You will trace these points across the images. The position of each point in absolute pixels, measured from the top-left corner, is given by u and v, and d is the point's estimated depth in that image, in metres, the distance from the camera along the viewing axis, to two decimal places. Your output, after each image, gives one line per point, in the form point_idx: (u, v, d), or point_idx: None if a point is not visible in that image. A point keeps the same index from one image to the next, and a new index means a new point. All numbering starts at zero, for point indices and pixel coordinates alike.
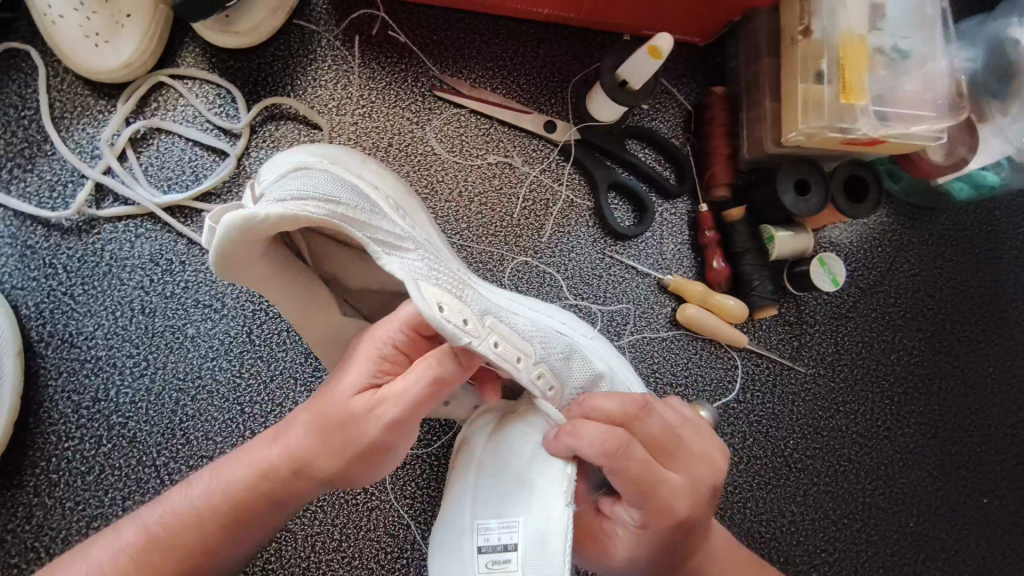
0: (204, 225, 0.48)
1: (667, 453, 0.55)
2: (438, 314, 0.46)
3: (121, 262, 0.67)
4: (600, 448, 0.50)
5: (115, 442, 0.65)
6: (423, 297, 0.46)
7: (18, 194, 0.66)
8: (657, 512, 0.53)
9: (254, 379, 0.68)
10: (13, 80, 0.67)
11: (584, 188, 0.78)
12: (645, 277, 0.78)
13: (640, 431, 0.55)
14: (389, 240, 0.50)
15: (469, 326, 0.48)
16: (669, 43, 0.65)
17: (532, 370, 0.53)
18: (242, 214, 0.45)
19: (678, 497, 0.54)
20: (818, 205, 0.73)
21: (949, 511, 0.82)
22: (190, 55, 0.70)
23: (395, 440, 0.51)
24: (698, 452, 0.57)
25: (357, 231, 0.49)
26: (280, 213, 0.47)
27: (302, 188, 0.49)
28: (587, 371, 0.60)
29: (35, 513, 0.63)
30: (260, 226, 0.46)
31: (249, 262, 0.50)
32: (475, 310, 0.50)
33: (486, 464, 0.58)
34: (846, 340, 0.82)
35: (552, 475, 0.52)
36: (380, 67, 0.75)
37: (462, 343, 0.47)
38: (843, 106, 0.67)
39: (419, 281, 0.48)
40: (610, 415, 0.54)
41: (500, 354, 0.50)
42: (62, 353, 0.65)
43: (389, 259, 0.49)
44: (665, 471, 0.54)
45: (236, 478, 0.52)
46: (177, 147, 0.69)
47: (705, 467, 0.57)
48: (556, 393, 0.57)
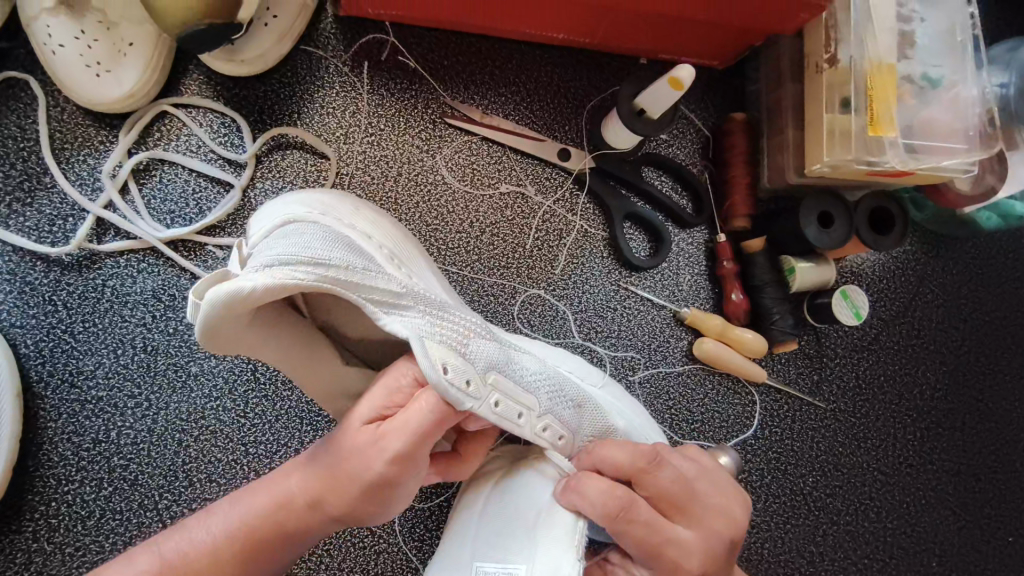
0: (188, 300, 0.45)
1: (678, 507, 0.52)
2: (442, 378, 0.45)
3: (123, 298, 0.65)
4: (602, 508, 0.48)
5: (116, 485, 0.63)
6: (428, 361, 0.45)
7: (17, 228, 0.64)
8: (666, 571, 0.50)
9: (259, 419, 0.66)
10: (12, 110, 0.65)
11: (598, 219, 0.76)
12: (661, 309, 0.76)
13: (650, 485, 0.52)
14: (386, 298, 0.47)
15: (471, 387, 0.46)
16: (691, 74, 0.63)
17: (534, 424, 0.51)
18: (229, 288, 0.42)
19: (690, 554, 0.50)
20: (842, 238, 0.71)
21: (973, 551, 0.79)
22: (194, 83, 0.68)
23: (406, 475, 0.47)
24: (713, 503, 0.54)
25: (354, 293, 0.46)
26: (268, 282, 0.43)
27: (292, 247, 0.45)
28: (598, 424, 0.57)
29: (34, 559, 0.61)
30: (249, 299, 0.43)
31: (237, 329, 0.47)
32: (480, 369, 0.47)
33: (492, 506, 0.54)
34: (868, 373, 0.80)
35: (559, 523, 0.48)
36: (389, 94, 0.73)
37: (466, 407, 0.46)
38: (871, 139, 0.64)
39: (425, 337, 0.46)
40: (619, 467, 0.52)
41: (502, 413, 0.48)
42: (62, 393, 0.63)
43: (393, 321, 0.46)
44: (675, 527, 0.51)
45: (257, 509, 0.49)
46: (180, 179, 0.67)
47: (723, 519, 0.54)
48: (565, 442, 0.54)
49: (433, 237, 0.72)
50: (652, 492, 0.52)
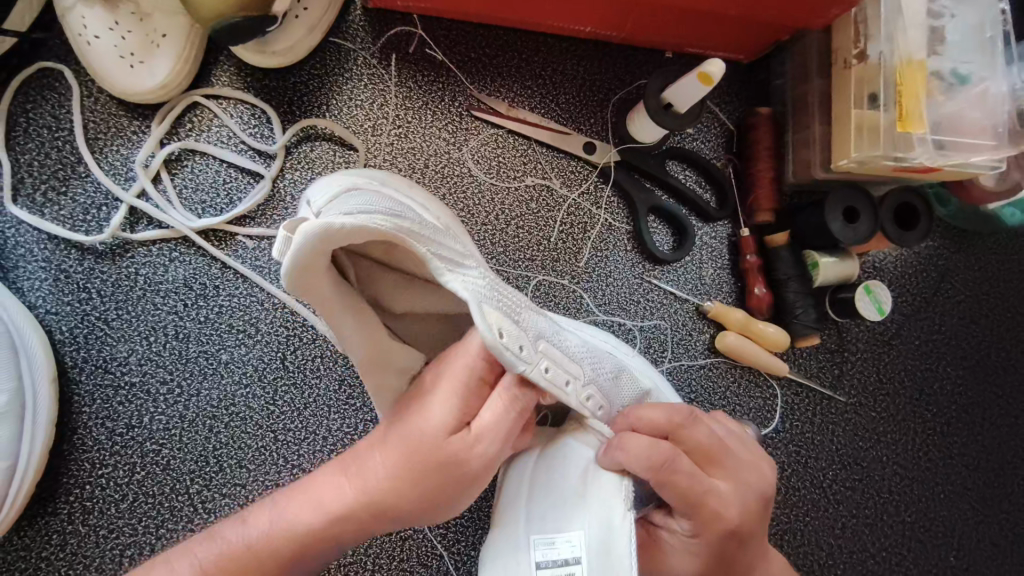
0: (278, 234, 0.44)
1: (716, 463, 0.54)
2: (498, 341, 0.45)
3: (155, 286, 0.66)
4: (645, 462, 0.50)
5: (148, 470, 0.64)
6: (485, 324, 0.45)
7: (52, 217, 0.65)
8: (706, 519, 0.52)
9: (288, 407, 0.67)
10: (47, 99, 0.66)
11: (622, 212, 0.76)
12: (684, 303, 0.77)
13: (688, 441, 0.54)
14: (452, 255, 0.47)
15: (525, 352, 0.46)
16: (721, 69, 0.63)
17: (580, 393, 0.51)
18: (320, 223, 0.42)
19: (730, 505, 0.52)
20: (866, 233, 0.71)
21: (992, 545, 0.79)
22: (225, 74, 0.69)
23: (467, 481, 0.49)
24: (746, 460, 0.56)
25: (421, 247, 0.46)
26: (357, 223, 0.43)
27: (373, 203, 0.46)
28: (634, 390, 0.60)
29: (69, 540, 0.62)
30: (336, 237, 0.43)
31: (315, 287, 0.46)
32: (533, 333, 0.48)
33: (535, 481, 0.55)
34: (889, 368, 0.80)
35: (608, 486, 0.51)
36: (416, 86, 0.73)
37: (518, 368, 0.46)
38: (898, 135, 0.64)
39: (483, 302, 0.46)
40: (656, 426, 0.54)
41: (552, 379, 0.48)
42: (96, 379, 0.64)
43: (454, 279, 0.46)
44: (713, 481, 0.53)
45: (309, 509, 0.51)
46: (211, 169, 0.68)
47: (756, 474, 0.56)
48: (605, 411, 0.55)
49: None
50: (689, 448, 0.54)
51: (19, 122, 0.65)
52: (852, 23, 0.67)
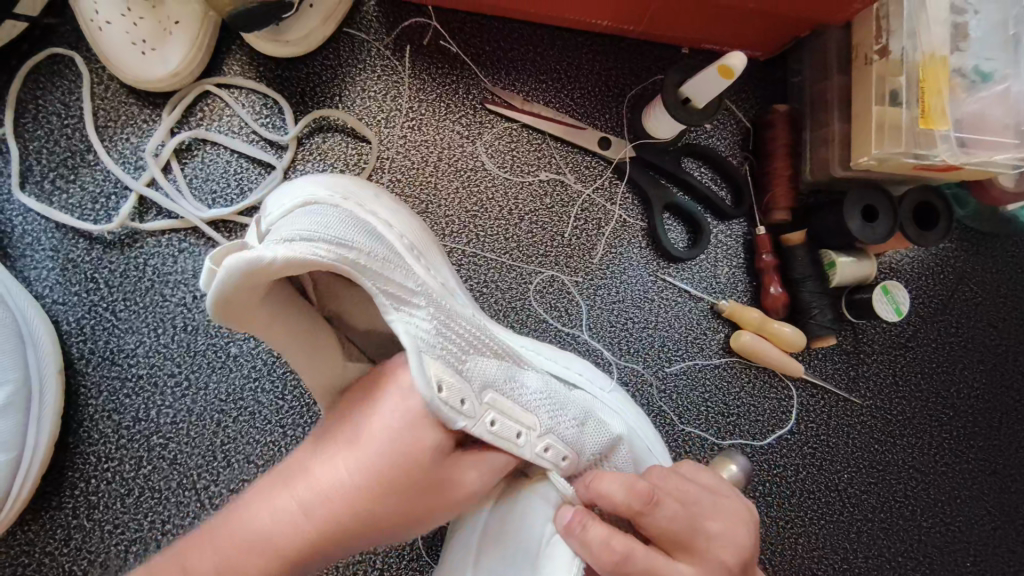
0: (204, 264, 0.42)
1: (681, 545, 0.47)
2: (436, 397, 0.43)
3: (164, 277, 0.65)
4: (597, 557, 0.45)
5: (155, 464, 0.63)
6: (423, 379, 0.43)
7: (61, 205, 0.64)
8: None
9: (297, 402, 0.65)
10: (57, 86, 0.65)
11: (637, 208, 0.75)
12: (698, 301, 0.76)
13: (648, 522, 0.47)
14: (398, 292, 0.46)
15: (466, 406, 0.45)
16: (743, 62, 0.61)
17: (533, 445, 0.49)
18: (247, 257, 0.40)
19: None
20: (885, 233, 0.70)
21: (1008, 551, 0.78)
22: (237, 63, 0.68)
23: (415, 525, 0.45)
24: (718, 535, 0.48)
25: (366, 283, 0.45)
26: (288, 257, 0.41)
27: (314, 230, 0.44)
28: (603, 438, 0.54)
29: (73, 535, 0.61)
30: (265, 271, 0.41)
31: (253, 308, 0.45)
32: (477, 387, 0.47)
33: (486, 534, 0.50)
34: (905, 370, 0.79)
35: (558, 559, 0.46)
36: (430, 78, 0.72)
37: (459, 424, 0.45)
38: (921, 132, 0.63)
39: (424, 351, 0.44)
40: (616, 505, 0.48)
41: (497, 433, 0.47)
42: (102, 371, 0.63)
43: (398, 321, 0.45)
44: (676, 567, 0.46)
45: (250, 559, 0.40)
46: (222, 159, 0.67)
47: (730, 550, 0.48)
48: (569, 462, 0.51)
49: (472, 223, 0.72)
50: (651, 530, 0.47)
51: (28, 108, 0.64)
52: (874, 18, 0.66)
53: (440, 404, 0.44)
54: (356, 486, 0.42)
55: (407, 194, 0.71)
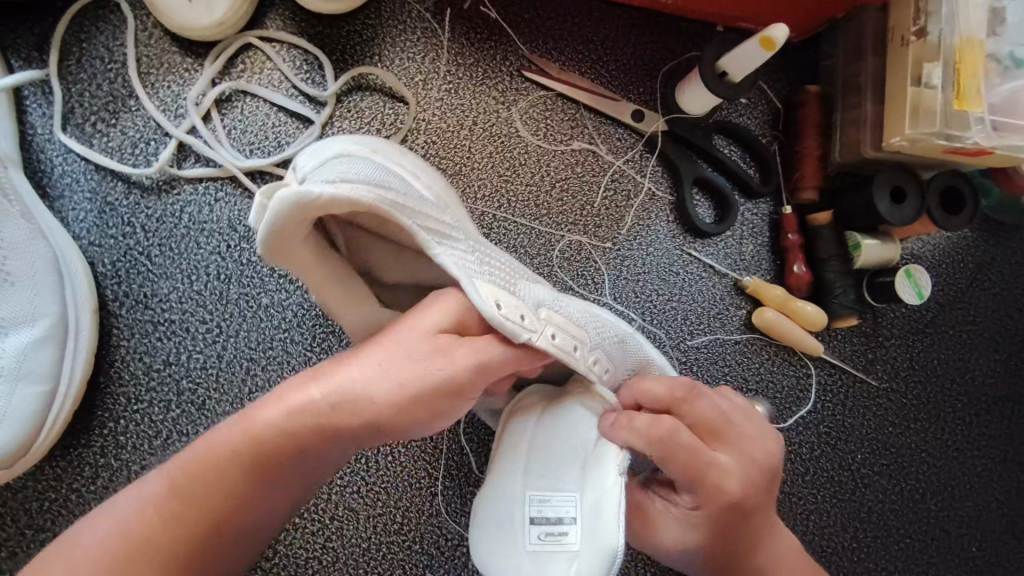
0: (255, 200, 0.42)
1: (716, 436, 0.52)
2: (498, 312, 0.46)
3: (199, 225, 0.65)
4: (647, 435, 0.48)
5: (183, 408, 0.64)
6: (481, 298, 0.46)
7: (100, 148, 0.64)
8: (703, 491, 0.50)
9: (325, 355, 0.66)
10: (101, 30, 0.65)
11: (666, 182, 0.76)
12: (722, 277, 0.76)
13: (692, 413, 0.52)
14: (439, 228, 0.47)
15: (526, 320, 0.47)
16: (785, 34, 0.62)
17: (588, 360, 0.51)
18: (296, 192, 0.40)
19: (729, 479, 0.50)
20: (912, 215, 0.71)
21: (1015, 538, 0.79)
22: (279, 18, 0.69)
23: (422, 424, 0.48)
24: (749, 435, 0.53)
25: (410, 221, 0.46)
26: (335, 192, 0.42)
27: (359, 167, 0.45)
28: (639, 355, 0.58)
29: (101, 473, 0.61)
30: (313, 207, 0.41)
31: (297, 249, 0.45)
32: (531, 303, 0.49)
33: (539, 445, 0.52)
34: (922, 355, 0.80)
35: (603, 453, 0.48)
36: (468, 43, 0.73)
37: (523, 339, 0.47)
38: (955, 114, 0.64)
39: (475, 277, 0.47)
40: (657, 398, 0.53)
41: (558, 346, 0.49)
42: (135, 314, 0.64)
43: (444, 253, 0.47)
44: (713, 453, 0.51)
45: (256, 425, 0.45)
46: (260, 112, 0.68)
47: (759, 450, 0.53)
48: (612, 376, 0.54)
49: (504, 187, 0.73)
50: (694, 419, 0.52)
51: (73, 50, 0.65)
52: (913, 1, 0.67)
53: (501, 320, 0.46)
54: (353, 378, 0.45)
55: (440, 156, 0.71)
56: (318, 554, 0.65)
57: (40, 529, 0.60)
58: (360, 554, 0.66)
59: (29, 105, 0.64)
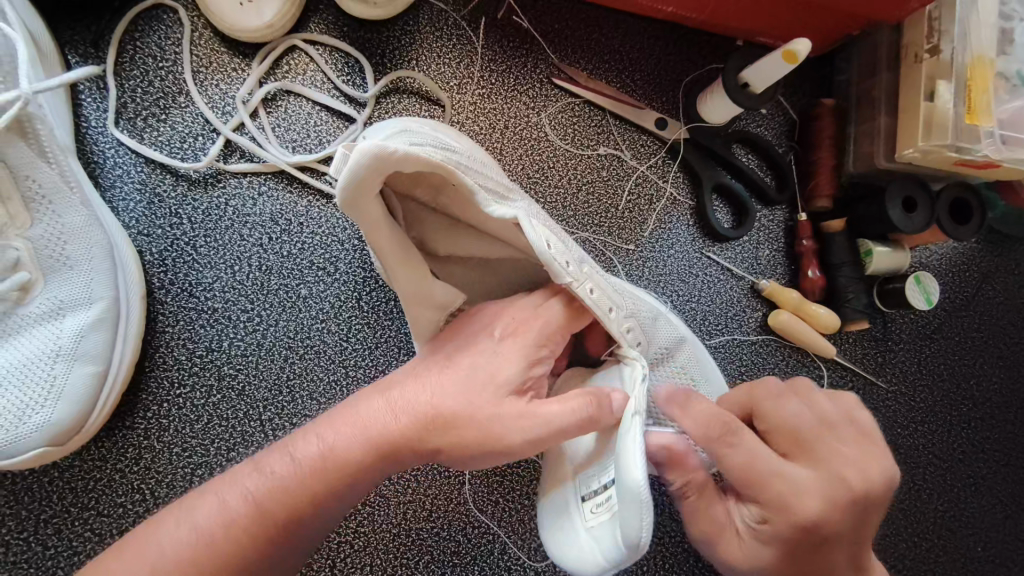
0: (337, 150, 0.45)
1: (799, 449, 0.53)
2: (547, 250, 0.49)
3: (243, 218, 0.68)
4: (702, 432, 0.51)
5: (224, 393, 0.66)
6: (535, 235, 0.49)
7: (151, 142, 0.67)
8: (781, 515, 0.51)
9: (360, 344, 0.68)
10: (154, 30, 0.68)
11: (687, 188, 0.79)
12: (739, 280, 0.79)
13: (766, 415, 0.55)
14: (496, 192, 0.51)
15: (571, 269, 0.51)
16: (808, 48, 0.66)
17: (622, 321, 0.55)
18: (376, 144, 0.43)
19: (805, 494, 0.51)
20: (923, 223, 0.73)
21: (1018, 539, 0.82)
22: (322, 23, 0.72)
23: (472, 462, 0.52)
24: (839, 451, 0.53)
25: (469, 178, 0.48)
26: (409, 149, 0.44)
27: (425, 138, 0.49)
28: (671, 331, 0.64)
29: (144, 455, 0.64)
30: (390, 161, 0.43)
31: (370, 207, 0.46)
32: (575, 257, 0.53)
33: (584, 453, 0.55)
34: (929, 360, 0.83)
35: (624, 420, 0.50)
36: (501, 50, 0.76)
37: (565, 282, 0.50)
38: (966, 128, 0.67)
39: (532, 219, 0.51)
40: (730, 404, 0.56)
41: (595, 300, 0.52)
42: (180, 302, 0.67)
43: (502, 208, 0.49)
44: (790, 470, 0.52)
45: (340, 448, 0.51)
46: (304, 111, 0.71)
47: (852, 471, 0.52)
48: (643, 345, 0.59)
49: (533, 189, 0.76)
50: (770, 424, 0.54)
51: (127, 48, 0.67)
52: (926, 20, 0.71)
53: (550, 257, 0.49)
54: (430, 396, 0.51)
55: None
56: (350, 538, 0.67)
57: (84, 507, 0.62)
58: (390, 539, 0.68)
59: (84, 99, 0.67)
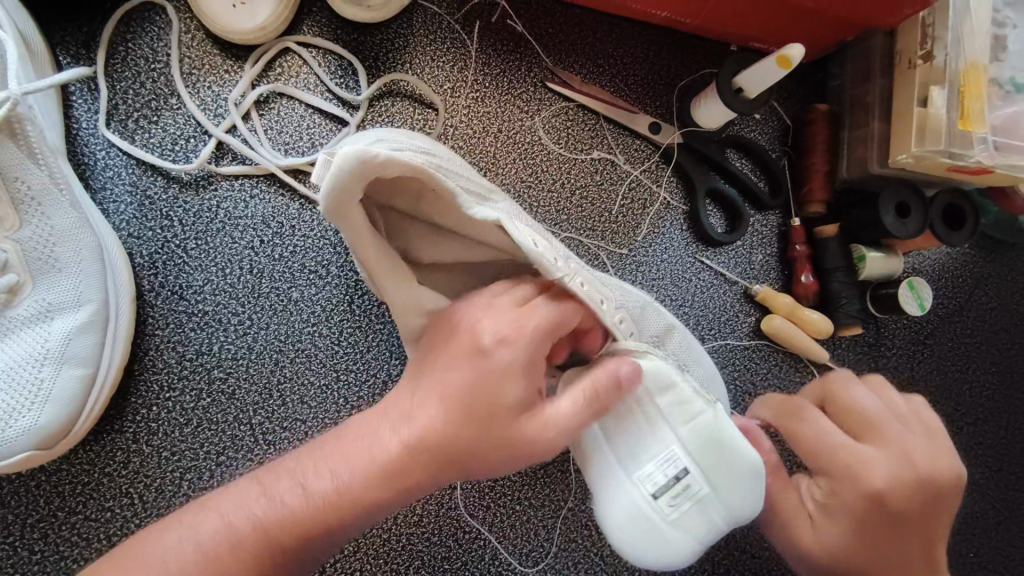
0: (319, 159, 0.47)
1: (871, 431, 0.59)
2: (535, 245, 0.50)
3: (234, 220, 0.68)
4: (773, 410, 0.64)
5: (214, 397, 0.65)
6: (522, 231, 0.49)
7: (142, 143, 0.67)
8: (848, 487, 0.58)
9: (351, 348, 0.68)
10: (146, 32, 0.68)
11: (680, 193, 0.79)
12: (732, 284, 0.79)
13: (840, 400, 0.61)
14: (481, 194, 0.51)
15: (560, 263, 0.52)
16: (802, 54, 0.66)
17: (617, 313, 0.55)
18: (359, 148, 0.44)
19: (872, 466, 0.57)
20: (915, 229, 0.74)
21: (1010, 545, 0.82)
22: (316, 25, 0.72)
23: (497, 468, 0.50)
24: (909, 434, 0.59)
25: (456, 182, 0.49)
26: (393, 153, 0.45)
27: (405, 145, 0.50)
28: (659, 321, 0.64)
29: (132, 459, 0.63)
30: (373, 165, 0.45)
31: (355, 213, 0.47)
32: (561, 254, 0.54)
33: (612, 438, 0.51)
34: (922, 366, 0.83)
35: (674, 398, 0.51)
36: (495, 54, 0.76)
37: (557, 276, 0.51)
38: (959, 134, 0.67)
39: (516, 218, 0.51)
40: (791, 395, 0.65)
41: (588, 293, 0.52)
42: (170, 305, 0.66)
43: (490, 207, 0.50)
44: (860, 445, 0.58)
45: (351, 482, 0.48)
46: (297, 113, 0.70)
47: (917, 452, 0.58)
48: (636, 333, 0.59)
49: (527, 193, 0.76)
50: (842, 406, 0.61)
51: (119, 50, 0.67)
52: (919, 26, 0.71)
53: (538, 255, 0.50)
54: (439, 416, 0.49)
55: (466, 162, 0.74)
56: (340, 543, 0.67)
57: (71, 511, 0.62)
58: (381, 544, 0.68)
59: (75, 101, 0.66)
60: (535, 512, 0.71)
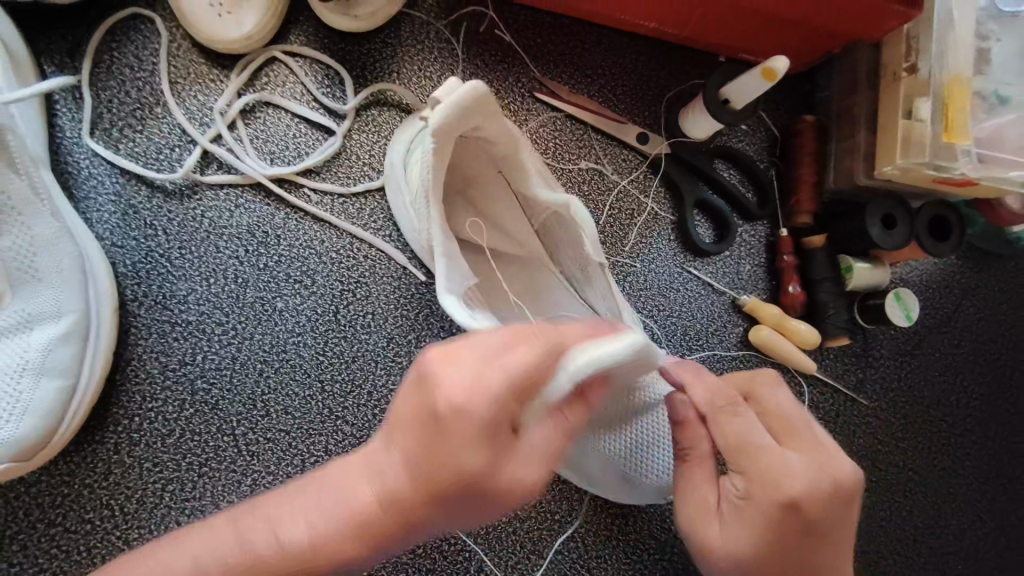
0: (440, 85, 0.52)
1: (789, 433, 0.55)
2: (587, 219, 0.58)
3: (220, 229, 0.68)
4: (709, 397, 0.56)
5: (197, 407, 0.65)
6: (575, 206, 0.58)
7: (127, 153, 0.67)
8: (762, 491, 0.52)
9: (336, 359, 0.68)
10: (132, 40, 0.68)
11: (668, 203, 0.79)
12: (720, 295, 0.79)
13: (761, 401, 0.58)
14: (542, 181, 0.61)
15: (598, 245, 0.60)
16: (785, 67, 0.66)
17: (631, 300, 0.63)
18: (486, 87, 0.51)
19: (785, 470, 0.52)
20: (902, 240, 0.74)
21: (998, 556, 0.82)
22: (303, 34, 0.71)
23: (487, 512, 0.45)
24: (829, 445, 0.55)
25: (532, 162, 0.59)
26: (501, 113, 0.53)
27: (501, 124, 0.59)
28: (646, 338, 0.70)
29: (113, 470, 0.63)
30: (486, 109, 0.52)
31: (446, 145, 0.53)
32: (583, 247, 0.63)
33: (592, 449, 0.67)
34: (910, 376, 0.83)
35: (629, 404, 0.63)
36: (483, 64, 0.76)
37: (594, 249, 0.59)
38: (943, 146, 0.67)
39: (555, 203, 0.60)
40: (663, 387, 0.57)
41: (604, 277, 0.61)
42: (153, 315, 0.66)
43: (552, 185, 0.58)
44: (784, 451, 0.53)
45: (327, 536, 0.45)
46: (283, 123, 0.70)
47: (837, 461, 0.53)
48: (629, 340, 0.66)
49: None
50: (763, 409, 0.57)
51: (104, 58, 0.67)
52: (904, 39, 0.71)
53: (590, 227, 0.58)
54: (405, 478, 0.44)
55: None
56: None
57: (51, 523, 0.61)
58: None
59: (58, 109, 0.66)
60: (521, 524, 0.70)
